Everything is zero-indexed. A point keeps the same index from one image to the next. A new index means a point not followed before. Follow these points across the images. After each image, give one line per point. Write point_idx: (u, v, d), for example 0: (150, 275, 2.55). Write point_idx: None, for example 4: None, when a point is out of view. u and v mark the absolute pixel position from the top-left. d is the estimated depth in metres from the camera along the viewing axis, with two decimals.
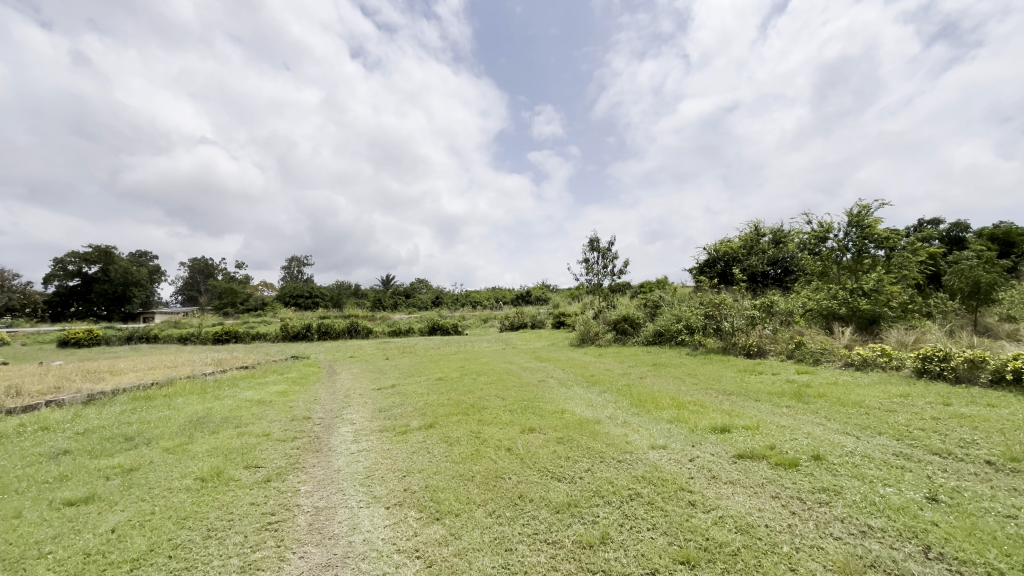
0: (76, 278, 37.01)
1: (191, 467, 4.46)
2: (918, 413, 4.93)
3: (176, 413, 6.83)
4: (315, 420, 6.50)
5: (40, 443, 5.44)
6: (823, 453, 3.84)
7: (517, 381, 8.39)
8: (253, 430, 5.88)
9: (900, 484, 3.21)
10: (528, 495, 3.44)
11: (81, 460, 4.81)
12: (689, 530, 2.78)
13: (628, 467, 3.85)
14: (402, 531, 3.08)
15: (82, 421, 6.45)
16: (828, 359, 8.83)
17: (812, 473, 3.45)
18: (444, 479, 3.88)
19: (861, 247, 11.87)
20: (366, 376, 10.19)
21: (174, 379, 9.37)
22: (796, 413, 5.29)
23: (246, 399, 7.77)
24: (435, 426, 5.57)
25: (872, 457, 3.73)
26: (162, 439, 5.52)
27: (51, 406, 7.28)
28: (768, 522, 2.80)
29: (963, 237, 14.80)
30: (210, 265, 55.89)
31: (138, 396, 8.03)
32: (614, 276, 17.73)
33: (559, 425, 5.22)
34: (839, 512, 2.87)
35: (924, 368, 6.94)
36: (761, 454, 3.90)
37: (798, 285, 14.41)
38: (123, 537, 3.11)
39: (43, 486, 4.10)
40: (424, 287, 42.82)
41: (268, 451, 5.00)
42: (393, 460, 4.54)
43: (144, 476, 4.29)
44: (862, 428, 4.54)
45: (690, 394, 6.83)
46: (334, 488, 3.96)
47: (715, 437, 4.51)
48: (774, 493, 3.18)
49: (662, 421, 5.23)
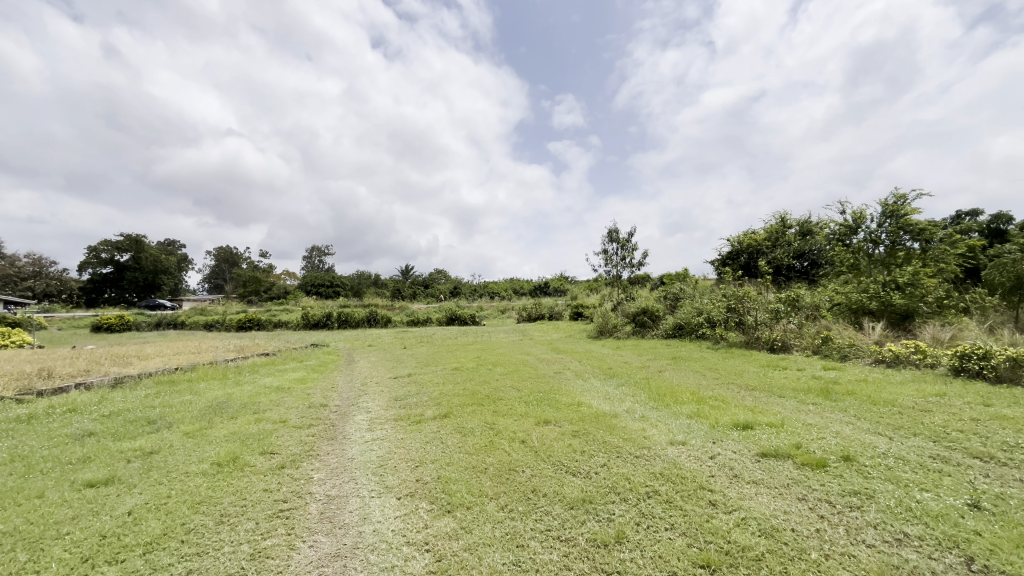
0: (109, 265, 38.48)
1: (208, 452, 4.57)
2: (956, 414, 4.64)
3: (197, 397, 7.03)
4: (332, 407, 6.58)
5: (68, 425, 5.64)
6: (854, 454, 3.63)
7: (533, 372, 8.33)
8: (270, 416, 5.99)
9: (938, 489, 2.98)
10: (542, 489, 3.36)
11: (104, 442, 4.97)
12: (710, 531, 2.65)
13: (646, 463, 3.73)
14: (413, 523, 3.05)
15: (107, 404, 6.68)
16: (857, 356, 8.47)
17: (842, 475, 3.26)
18: (457, 470, 3.84)
19: (895, 239, 11.49)
20: (384, 365, 10.33)
21: (196, 364, 9.59)
22: (823, 410, 5.06)
23: (265, 385, 7.92)
24: (450, 416, 5.55)
25: (907, 459, 3.51)
26: (182, 423, 5.66)
27: (80, 389, 7.56)
28: (794, 526, 2.64)
29: (1005, 228, 13.88)
30: (235, 254, 57.51)
31: (162, 381, 8.27)
32: (633, 267, 17.44)
33: (575, 418, 5.12)
34: (872, 517, 2.68)
35: (961, 366, 6.58)
36: (787, 454, 3.71)
37: (826, 277, 13.92)
38: (138, 521, 3.17)
39: (67, 467, 4.24)
40: (444, 277, 43.32)
41: (284, 438, 5.07)
42: (406, 449, 4.54)
43: (163, 459, 4.41)
44: (894, 428, 4.30)
45: (710, 389, 6.63)
46: (346, 476, 3.97)
47: (737, 434, 4.34)
48: (801, 495, 3.01)
49: (682, 417, 5.06)
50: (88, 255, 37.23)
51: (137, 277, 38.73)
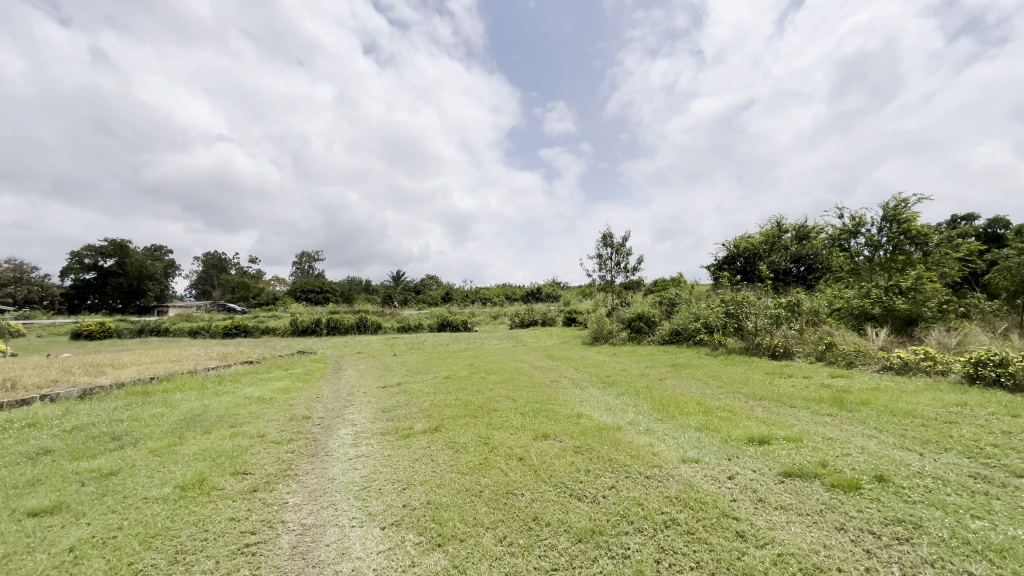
0: (93, 271, 37.48)
1: (174, 473, 4.11)
2: (984, 427, 4.33)
3: (170, 410, 6.53)
4: (314, 420, 6.13)
5: (23, 442, 5.14)
6: (887, 474, 3.29)
7: (528, 381, 7.93)
8: (246, 431, 5.53)
9: (993, 517, 2.64)
10: (544, 518, 2.98)
11: (59, 462, 4.49)
12: (742, 572, 2.29)
13: (659, 485, 3.36)
14: (397, 560, 2.65)
15: (71, 417, 6.17)
16: (863, 363, 8.20)
17: (881, 499, 2.92)
18: (448, 494, 3.44)
19: (896, 243, 11.28)
20: (372, 373, 9.88)
21: (173, 374, 9.06)
22: (841, 422, 4.76)
23: (245, 396, 7.44)
24: (441, 430, 5.14)
25: (947, 480, 3.18)
26: (149, 439, 5.18)
27: (44, 401, 7.03)
28: (840, 566, 2.28)
29: (1002, 233, 13.87)
30: (225, 260, 56.53)
31: (135, 392, 7.74)
32: (628, 272, 17.19)
33: (576, 432, 4.75)
34: (926, 553, 2.33)
35: (977, 374, 6.32)
36: (813, 473, 3.36)
37: (825, 282, 13.75)
38: (78, 560, 2.74)
39: (10, 492, 3.77)
40: (435, 283, 42.84)
41: (259, 455, 4.62)
42: (393, 468, 4.12)
43: (122, 481, 3.95)
44: (923, 443, 3.98)
45: (716, 399, 6.30)
46: (325, 501, 3.55)
47: (754, 450, 4.00)
48: (839, 524, 2.65)
49: (690, 430, 4.72)
50: (71, 260, 36.30)
51: (121, 283, 37.75)
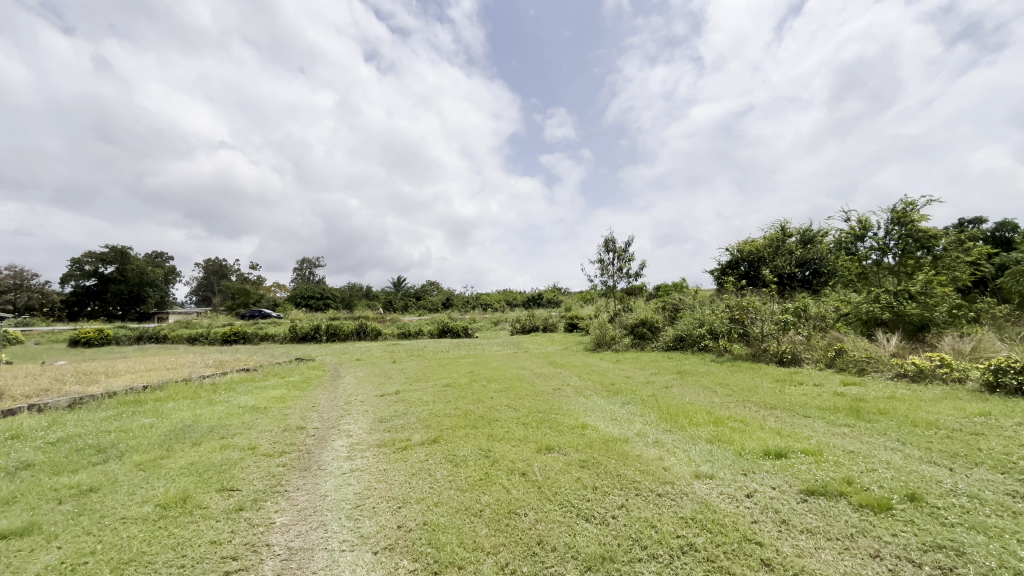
0: (93, 278, 37.43)
1: (156, 490, 3.88)
2: (1013, 439, 4.09)
3: (159, 420, 6.29)
4: (308, 431, 5.90)
5: (4, 455, 4.92)
6: (919, 492, 3.05)
7: (530, 389, 7.70)
8: (237, 443, 5.30)
9: None
10: (550, 542, 2.75)
11: (39, 478, 4.27)
12: None
13: (673, 504, 3.12)
14: None
15: (57, 429, 5.94)
16: (876, 370, 7.96)
17: (916, 521, 2.68)
18: (446, 514, 3.21)
19: (904, 247, 11.05)
20: (370, 381, 9.63)
21: (167, 382, 8.82)
22: (861, 434, 4.51)
23: (239, 405, 7.20)
24: (439, 442, 4.91)
25: (985, 500, 2.94)
26: (136, 452, 4.96)
27: (31, 411, 6.80)
28: None
29: (1010, 237, 13.67)
30: (226, 267, 56.48)
31: (126, 401, 7.51)
32: (631, 277, 16.98)
33: (581, 444, 4.52)
34: None
35: (997, 382, 6.08)
36: (838, 491, 3.13)
37: (832, 286, 13.52)
38: None
39: None
40: (436, 288, 42.64)
41: (248, 470, 4.39)
42: (388, 484, 3.90)
43: (101, 499, 3.73)
44: (952, 457, 3.74)
45: (725, 409, 6.05)
46: (315, 521, 3.32)
47: (771, 465, 3.76)
48: (873, 551, 2.42)
49: (701, 442, 4.47)
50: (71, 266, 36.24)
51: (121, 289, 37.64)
